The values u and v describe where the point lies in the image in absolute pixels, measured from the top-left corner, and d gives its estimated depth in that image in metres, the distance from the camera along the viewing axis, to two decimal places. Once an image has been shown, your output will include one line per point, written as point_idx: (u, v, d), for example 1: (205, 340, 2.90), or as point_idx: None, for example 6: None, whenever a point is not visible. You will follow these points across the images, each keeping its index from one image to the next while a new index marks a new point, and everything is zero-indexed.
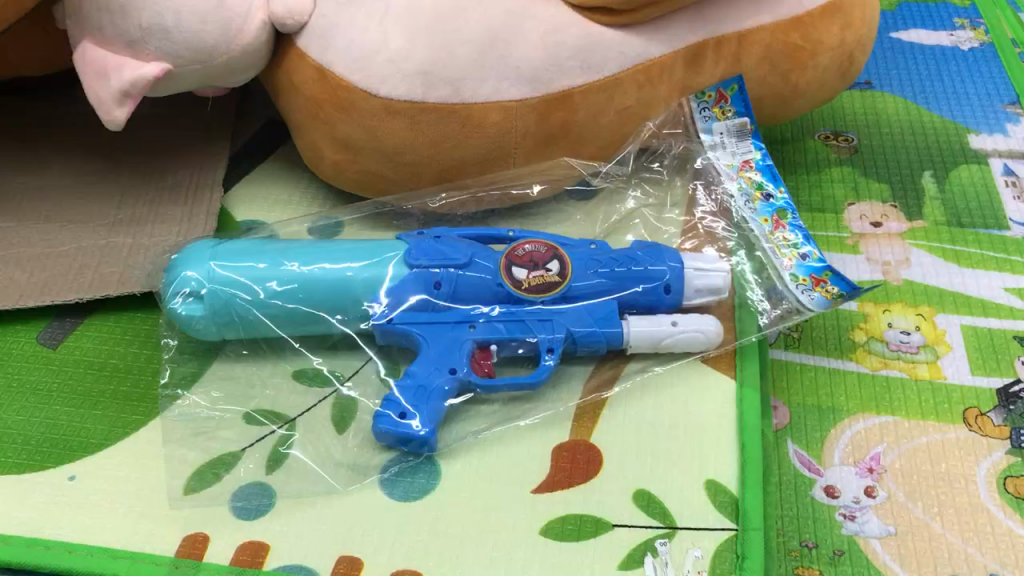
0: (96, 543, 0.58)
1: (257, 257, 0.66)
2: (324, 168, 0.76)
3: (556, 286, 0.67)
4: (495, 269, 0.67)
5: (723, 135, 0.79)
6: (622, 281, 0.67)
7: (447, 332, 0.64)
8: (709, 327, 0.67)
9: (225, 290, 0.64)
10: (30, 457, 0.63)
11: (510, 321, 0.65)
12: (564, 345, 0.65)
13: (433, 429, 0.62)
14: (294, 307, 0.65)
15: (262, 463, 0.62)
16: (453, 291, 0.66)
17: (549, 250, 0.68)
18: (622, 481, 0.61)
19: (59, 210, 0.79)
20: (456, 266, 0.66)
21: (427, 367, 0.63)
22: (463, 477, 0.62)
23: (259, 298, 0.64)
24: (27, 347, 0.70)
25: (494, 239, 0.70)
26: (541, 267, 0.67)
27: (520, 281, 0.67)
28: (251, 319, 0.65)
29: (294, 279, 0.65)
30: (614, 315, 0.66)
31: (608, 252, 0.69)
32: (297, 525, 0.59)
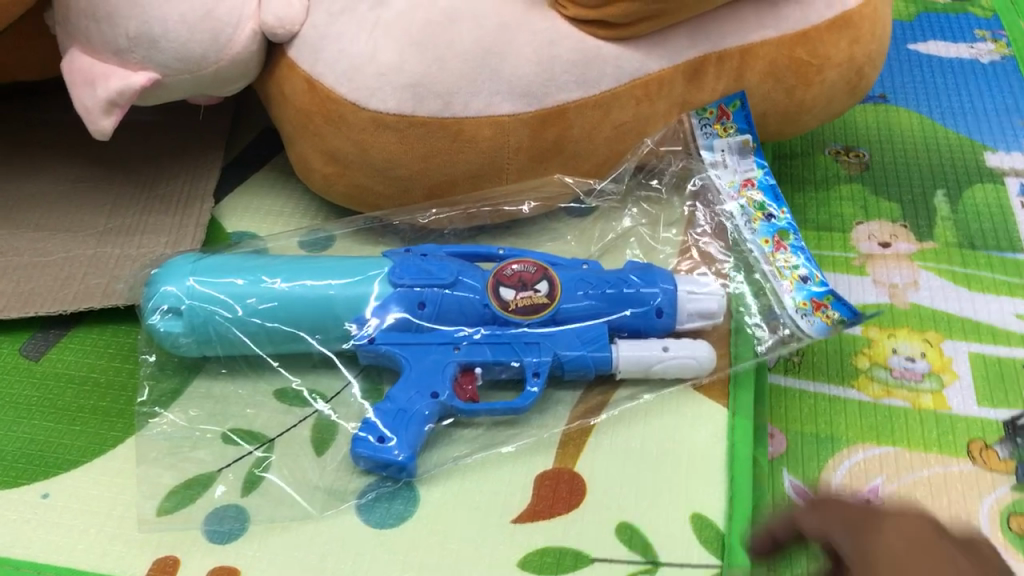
0: (65, 565, 0.57)
1: (238, 273, 0.64)
2: (314, 181, 0.75)
3: (544, 307, 0.65)
4: (481, 288, 0.65)
5: (725, 153, 0.77)
6: (612, 304, 0.65)
7: (430, 353, 0.63)
8: (702, 353, 0.65)
9: (204, 307, 0.63)
10: (5, 473, 0.62)
11: (495, 344, 0.63)
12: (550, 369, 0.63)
13: (412, 455, 0.60)
14: (274, 326, 0.63)
15: (237, 485, 0.61)
16: (437, 311, 0.64)
17: (538, 270, 0.66)
18: (605, 513, 0.59)
19: (50, 219, 0.78)
20: (441, 285, 0.64)
21: (407, 391, 0.61)
22: (442, 505, 0.60)
23: (238, 316, 0.63)
24: (10, 359, 0.69)
25: (483, 258, 0.68)
26: (530, 288, 0.65)
27: (507, 302, 0.65)
28: (231, 337, 0.64)
29: (275, 297, 0.63)
30: (604, 340, 0.64)
31: (599, 274, 0.67)
32: (270, 550, 0.58)
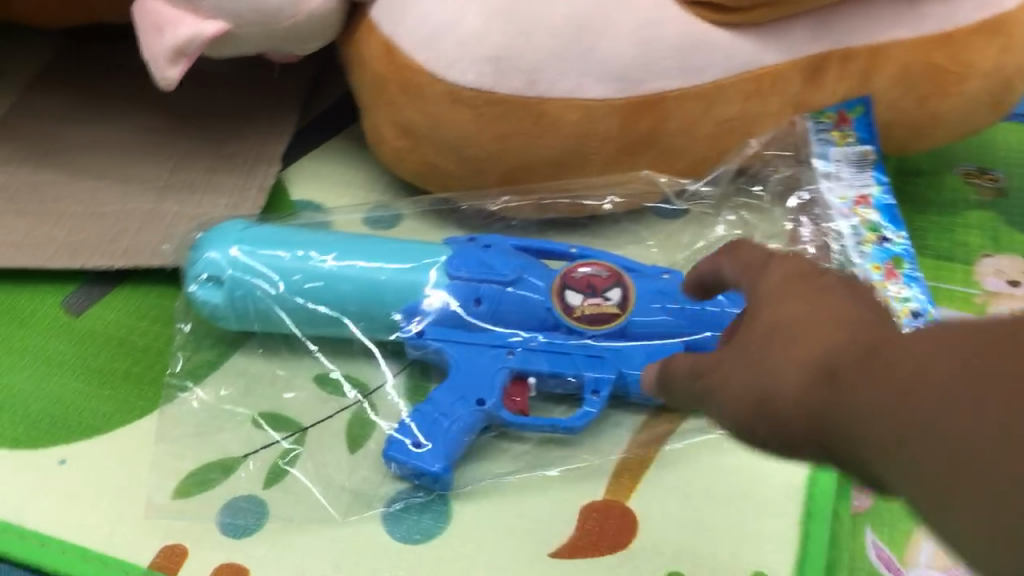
0: (71, 540, 0.54)
1: (287, 246, 0.60)
2: (384, 155, 0.69)
3: (613, 318, 0.58)
4: (546, 290, 0.59)
5: (841, 164, 0.68)
6: (690, 323, 0.58)
7: (480, 356, 0.57)
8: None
9: (245, 279, 0.58)
10: (27, 432, 0.59)
11: (552, 353, 0.57)
12: (612, 387, 0.57)
13: (448, 466, 0.54)
14: (316, 308, 0.59)
15: (260, 475, 0.57)
16: (494, 309, 0.58)
17: (612, 276, 0.60)
18: (654, 559, 0.53)
19: (115, 170, 0.75)
20: (502, 282, 0.58)
21: (451, 396, 0.56)
22: (476, 526, 0.54)
23: (279, 294, 0.58)
24: (52, 312, 0.66)
25: (554, 256, 0.62)
26: (600, 295, 0.59)
27: (573, 308, 0.58)
28: (271, 314, 0.59)
29: (321, 276, 0.58)
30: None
31: (680, 287, 0.60)
32: (283, 552, 0.53)
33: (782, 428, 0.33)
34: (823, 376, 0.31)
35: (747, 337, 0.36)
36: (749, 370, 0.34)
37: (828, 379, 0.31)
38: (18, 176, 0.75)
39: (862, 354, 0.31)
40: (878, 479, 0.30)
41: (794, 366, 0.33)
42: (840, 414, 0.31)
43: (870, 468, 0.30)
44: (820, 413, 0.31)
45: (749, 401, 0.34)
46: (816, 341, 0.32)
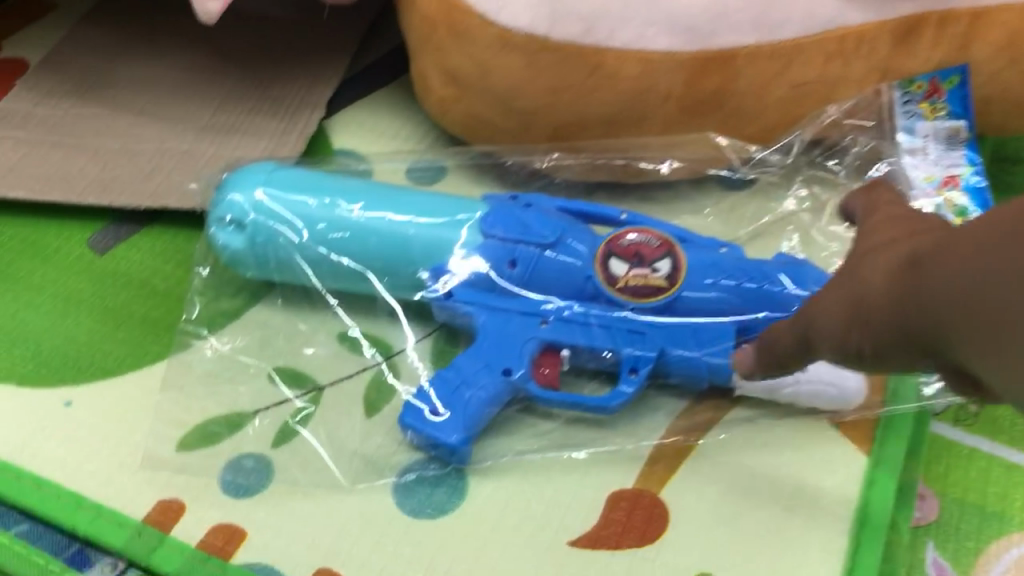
0: (67, 485, 0.51)
1: (313, 191, 0.56)
2: (430, 104, 0.64)
3: (660, 292, 0.53)
4: (588, 256, 0.54)
5: (929, 140, 0.62)
6: (744, 302, 0.53)
7: (510, 323, 0.53)
8: (848, 383, 0.52)
9: (268, 224, 0.55)
10: (35, 370, 0.56)
11: (590, 324, 0.53)
12: (652, 366, 0.52)
13: (467, 438, 0.50)
14: (340, 259, 0.55)
15: (269, 433, 0.54)
16: (529, 273, 0.54)
17: (662, 245, 0.54)
18: (683, 557, 0.48)
19: (156, 106, 0.73)
20: (540, 245, 0.54)
21: (476, 363, 0.52)
22: (492, 506, 0.50)
23: (301, 242, 0.55)
24: (76, 248, 0.63)
25: (601, 220, 0.57)
26: (647, 266, 0.54)
27: (616, 279, 0.53)
28: (293, 262, 0.56)
29: (347, 226, 0.55)
30: (725, 344, 0.52)
31: (737, 262, 0.54)
32: (284, 516, 0.50)
33: (867, 317, 0.39)
34: (897, 270, 0.39)
35: (855, 270, 0.42)
36: (856, 285, 0.41)
37: (920, 276, 0.36)
38: (58, 108, 0.72)
39: (931, 244, 0.38)
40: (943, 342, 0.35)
41: (881, 268, 0.40)
42: (926, 298, 0.35)
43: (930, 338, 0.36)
44: (894, 293, 0.38)
45: (842, 301, 0.41)
46: (903, 248, 0.40)
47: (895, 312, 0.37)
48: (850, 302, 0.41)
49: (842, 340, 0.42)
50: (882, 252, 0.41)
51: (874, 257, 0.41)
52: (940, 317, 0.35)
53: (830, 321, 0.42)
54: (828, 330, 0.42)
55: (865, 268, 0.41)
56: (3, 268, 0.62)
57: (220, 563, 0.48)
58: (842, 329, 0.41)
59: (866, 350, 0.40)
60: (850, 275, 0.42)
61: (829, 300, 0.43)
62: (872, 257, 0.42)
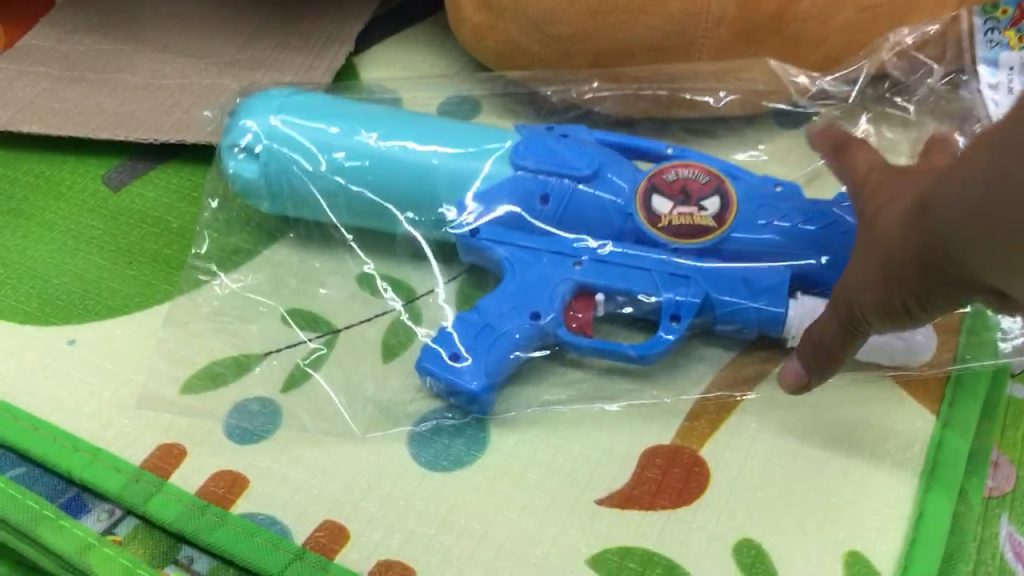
0: (64, 428, 0.48)
1: (333, 118, 0.52)
2: (463, 32, 0.59)
3: (706, 232, 0.48)
4: (628, 192, 0.49)
5: (1014, 73, 0.54)
6: (800, 244, 0.47)
7: (540, 263, 0.48)
8: (916, 338, 0.47)
9: (284, 152, 0.51)
10: (40, 308, 0.53)
11: (625, 265, 0.48)
12: (696, 314, 0.47)
13: (489, 385, 0.46)
14: (359, 191, 0.52)
15: (279, 378, 0.50)
16: (561, 211, 0.49)
17: (710, 181, 0.49)
18: (723, 520, 0.43)
19: (180, 41, 0.69)
20: (574, 178, 0.50)
21: (501, 306, 0.47)
22: (515, 461, 0.46)
23: (319, 171, 0.51)
24: (89, 184, 0.60)
25: (646, 155, 0.52)
26: (694, 205, 0.49)
27: (659, 217, 0.49)
28: (309, 196, 0.52)
29: (368, 155, 0.51)
30: (779, 289, 0.47)
31: (791, 201, 0.49)
32: (290, 464, 0.46)
33: (902, 273, 0.36)
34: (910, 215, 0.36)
35: (866, 231, 0.39)
36: (877, 244, 0.37)
37: (937, 210, 0.33)
38: (81, 44, 0.69)
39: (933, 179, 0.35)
40: (991, 269, 0.32)
41: (893, 221, 0.37)
42: (956, 228, 0.32)
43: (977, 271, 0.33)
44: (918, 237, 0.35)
45: (868, 266, 0.38)
46: (903, 196, 0.37)
47: (929, 254, 0.34)
48: (881, 258, 0.37)
49: (883, 302, 0.38)
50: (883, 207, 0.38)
51: (884, 206, 0.38)
52: (977, 242, 0.31)
53: (863, 288, 0.38)
54: (869, 297, 0.38)
55: (880, 220, 0.38)
56: (15, 205, 0.59)
57: (220, 512, 0.45)
58: (881, 289, 0.37)
59: (915, 304, 0.36)
60: (864, 239, 0.39)
61: (856, 266, 0.39)
62: (877, 213, 0.39)
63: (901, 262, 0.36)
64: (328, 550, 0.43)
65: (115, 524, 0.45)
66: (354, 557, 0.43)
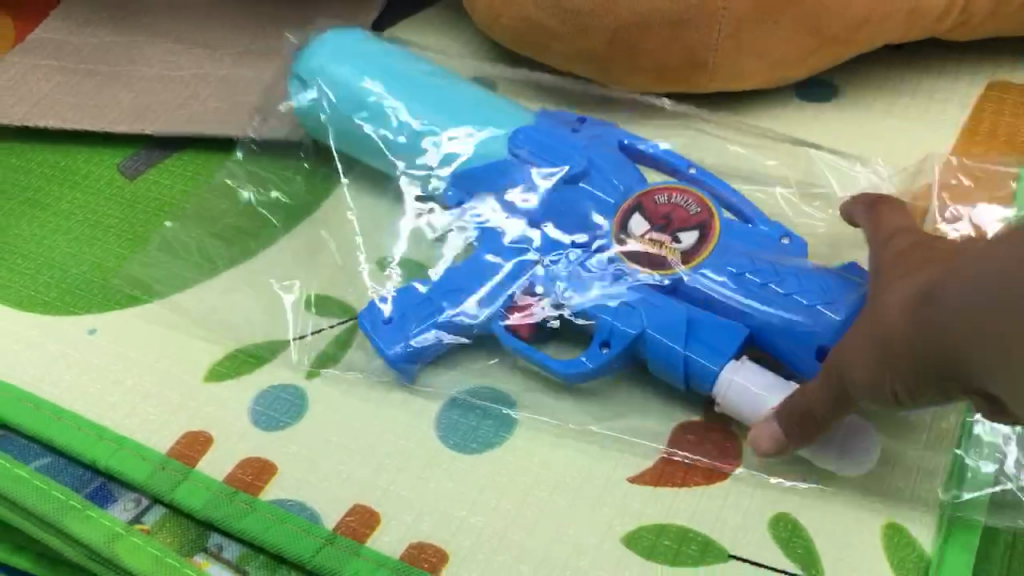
0: (88, 417, 0.48)
1: (376, 70, 0.55)
2: (479, 9, 0.59)
3: (669, 263, 0.47)
4: (615, 206, 0.50)
5: None
6: (760, 300, 0.44)
7: (500, 256, 0.50)
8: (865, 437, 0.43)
9: (319, 82, 0.56)
10: (60, 297, 0.53)
11: (580, 281, 0.48)
12: (627, 348, 0.45)
13: (412, 355, 0.48)
14: (365, 137, 0.55)
15: (304, 364, 0.50)
16: (540, 209, 0.51)
17: (698, 218, 0.48)
18: (757, 496, 0.43)
19: (194, 32, 0.69)
20: (563, 175, 0.51)
21: (452, 288, 0.49)
22: (543, 443, 0.46)
23: (334, 110, 0.56)
24: (105, 173, 0.60)
25: (668, 168, 0.52)
26: (669, 235, 0.48)
27: (631, 238, 0.49)
28: (324, 127, 0.57)
29: (386, 108, 0.54)
30: (722, 338, 0.44)
31: (774, 261, 0.46)
32: (317, 449, 0.46)
33: (895, 362, 0.35)
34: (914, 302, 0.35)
35: (869, 309, 0.38)
36: (874, 326, 0.36)
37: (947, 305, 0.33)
38: (93, 37, 0.69)
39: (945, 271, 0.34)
40: None
41: (896, 305, 0.36)
42: (969, 331, 0.32)
43: (997, 375, 0.31)
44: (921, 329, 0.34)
45: (860, 346, 0.37)
46: (914, 279, 0.36)
47: (930, 347, 0.33)
48: (875, 343, 0.36)
49: (872, 385, 0.37)
50: (885, 288, 0.38)
51: (896, 281, 0.37)
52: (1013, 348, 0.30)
53: (853, 367, 0.37)
54: (860, 376, 0.37)
55: (885, 297, 0.37)
56: (31, 195, 0.59)
57: (249, 498, 0.44)
58: (873, 373, 0.36)
59: (903, 393, 0.36)
60: (864, 317, 0.38)
61: (849, 341, 0.38)
62: (884, 288, 0.38)
63: (896, 355, 0.35)
64: (359, 534, 0.43)
65: (142, 513, 0.45)
66: (385, 540, 0.42)
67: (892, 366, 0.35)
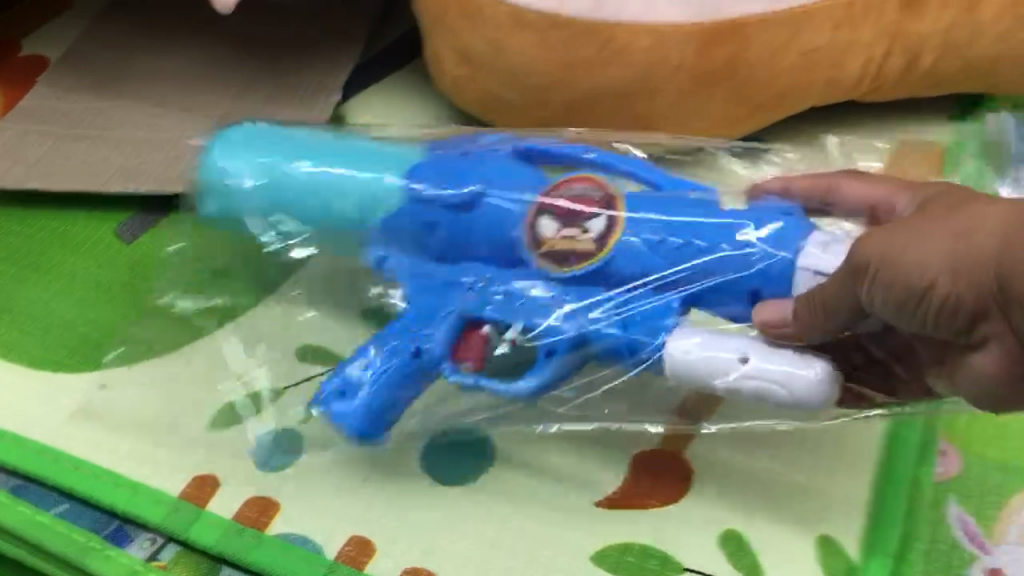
0: (104, 466, 0.53)
1: (257, 147, 0.55)
2: (443, 82, 0.65)
3: (585, 257, 0.49)
4: (519, 214, 0.50)
5: None
6: (688, 265, 0.48)
7: (422, 300, 0.51)
8: (821, 378, 0.44)
9: (216, 172, 0.55)
10: (69, 356, 0.58)
11: (501, 298, 0.49)
12: (573, 349, 0.48)
13: (369, 417, 0.49)
14: (274, 214, 0.55)
15: (297, 411, 0.55)
16: (448, 236, 0.52)
17: (604, 199, 0.50)
18: (706, 514, 0.49)
19: (177, 97, 0.74)
20: (462, 201, 0.51)
21: (394, 340, 0.50)
22: (516, 474, 0.52)
23: (242, 192, 0.55)
24: (103, 236, 0.65)
25: (568, 161, 0.53)
26: (578, 227, 0.49)
27: (542, 241, 0.50)
28: (229, 203, 0.55)
29: (285, 180, 0.54)
30: (656, 316, 0.48)
31: (687, 217, 0.49)
32: (316, 489, 0.51)
33: (964, 263, 0.35)
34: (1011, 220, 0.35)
35: (944, 215, 0.38)
36: (957, 227, 0.36)
37: None
38: (80, 102, 0.73)
39: None
40: None
41: (990, 216, 0.36)
42: None
43: None
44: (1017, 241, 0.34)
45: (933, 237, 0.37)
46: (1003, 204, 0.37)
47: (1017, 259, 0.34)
48: (950, 245, 0.36)
49: (918, 274, 0.36)
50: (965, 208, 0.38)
51: (976, 205, 0.37)
52: None
53: (911, 252, 0.37)
54: (912, 259, 0.37)
55: (968, 212, 0.37)
56: (33, 257, 0.63)
57: (257, 534, 0.49)
58: (938, 259, 0.36)
59: (941, 296, 0.36)
60: (935, 220, 0.38)
61: (915, 232, 0.37)
62: (966, 205, 0.38)
63: (968, 265, 0.35)
64: (357, 561, 0.48)
65: (158, 551, 0.50)
66: (381, 567, 0.48)
67: (952, 273, 0.36)
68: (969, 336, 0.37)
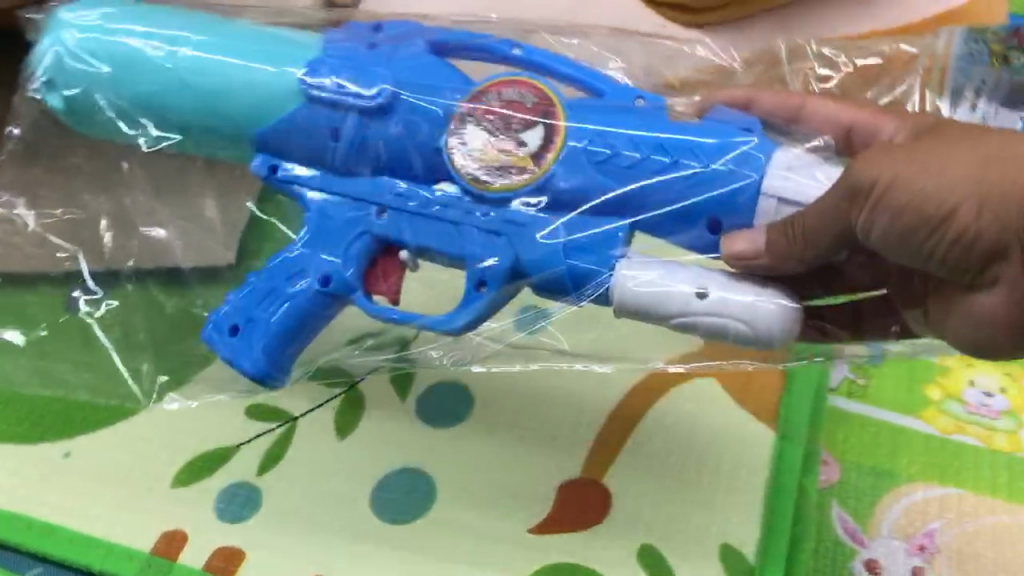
0: (76, 529, 0.57)
1: (145, 29, 0.51)
2: None
3: (524, 171, 0.46)
4: (444, 120, 0.47)
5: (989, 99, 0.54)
6: (635, 180, 0.45)
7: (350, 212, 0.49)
8: (783, 313, 0.43)
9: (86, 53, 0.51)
10: (31, 427, 0.62)
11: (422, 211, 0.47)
12: (510, 280, 0.46)
13: (267, 348, 0.52)
14: (160, 103, 0.51)
15: (253, 464, 0.60)
16: (359, 144, 0.49)
17: (540, 108, 0.47)
18: (627, 533, 0.57)
19: None
20: (381, 103, 0.48)
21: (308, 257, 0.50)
22: (458, 509, 0.58)
23: (120, 77, 0.51)
24: None
25: (495, 57, 0.51)
26: (513, 139, 0.47)
27: (472, 152, 0.47)
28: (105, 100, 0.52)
29: (174, 66, 0.50)
30: (600, 242, 0.45)
31: (637, 126, 0.46)
32: (279, 536, 0.57)
33: (990, 199, 0.34)
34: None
35: (953, 144, 0.37)
36: (976, 156, 0.35)
37: None
38: None
39: None
40: None
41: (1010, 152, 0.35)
42: None
43: None
44: None
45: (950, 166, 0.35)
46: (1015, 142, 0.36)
47: None
48: (977, 173, 0.35)
49: (939, 202, 0.35)
50: (975, 138, 0.37)
51: (993, 139, 0.36)
52: None
53: (930, 180, 0.35)
54: (933, 186, 0.35)
55: (985, 144, 0.36)
56: None
57: None
58: (965, 187, 0.35)
59: (961, 229, 0.35)
60: (949, 147, 0.36)
61: (933, 157, 0.36)
62: (978, 136, 0.37)
63: (998, 192, 0.34)
64: None
65: None
66: None
67: (979, 203, 0.35)
68: (978, 275, 0.37)
